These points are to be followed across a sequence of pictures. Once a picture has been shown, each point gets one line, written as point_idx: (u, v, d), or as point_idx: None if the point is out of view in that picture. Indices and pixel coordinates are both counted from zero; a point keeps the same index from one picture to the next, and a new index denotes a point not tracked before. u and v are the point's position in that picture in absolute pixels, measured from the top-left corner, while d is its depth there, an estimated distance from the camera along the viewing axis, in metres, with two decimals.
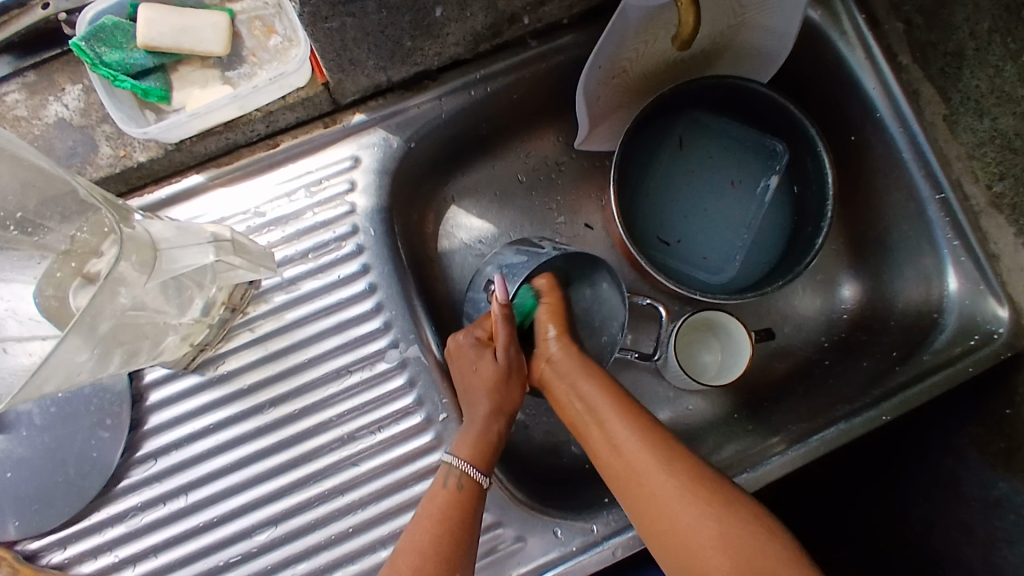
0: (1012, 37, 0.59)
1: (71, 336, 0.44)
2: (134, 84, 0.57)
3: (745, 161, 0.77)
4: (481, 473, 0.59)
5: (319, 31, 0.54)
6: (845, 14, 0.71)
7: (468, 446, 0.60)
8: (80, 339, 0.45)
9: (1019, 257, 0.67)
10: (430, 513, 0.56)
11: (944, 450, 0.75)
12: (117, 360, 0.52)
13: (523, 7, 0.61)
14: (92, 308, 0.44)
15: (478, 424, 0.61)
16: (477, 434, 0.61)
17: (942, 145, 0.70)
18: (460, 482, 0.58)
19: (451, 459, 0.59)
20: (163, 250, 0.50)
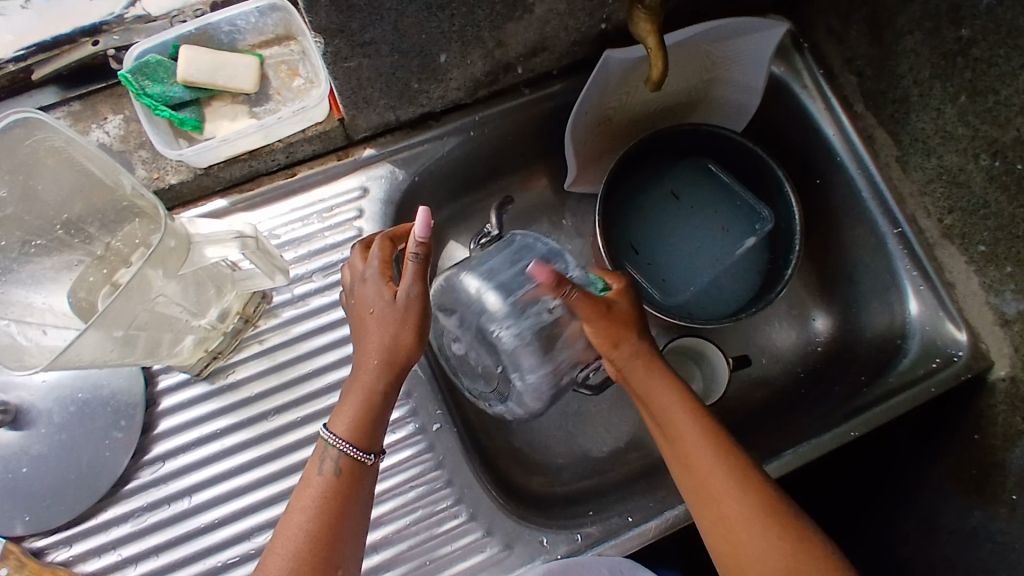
0: (949, 82, 0.67)
1: (91, 329, 0.49)
2: (172, 113, 0.65)
3: (728, 216, 0.83)
4: (361, 452, 0.57)
5: (339, 69, 0.61)
6: (805, 71, 0.80)
7: (349, 422, 0.57)
8: (101, 331, 0.50)
9: (971, 285, 0.73)
10: (306, 506, 0.55)
11: (920, 484, 0.78)
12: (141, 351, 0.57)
13: (517, 57, 0.70)
14: (116, 301, 0.49)
15: (367, 388, 0.57)
16: (366, 398, 0.57)
17: (897, 184, 0.77)
18: (336, 468, 0.56)
19: (337, 445, 0.56)
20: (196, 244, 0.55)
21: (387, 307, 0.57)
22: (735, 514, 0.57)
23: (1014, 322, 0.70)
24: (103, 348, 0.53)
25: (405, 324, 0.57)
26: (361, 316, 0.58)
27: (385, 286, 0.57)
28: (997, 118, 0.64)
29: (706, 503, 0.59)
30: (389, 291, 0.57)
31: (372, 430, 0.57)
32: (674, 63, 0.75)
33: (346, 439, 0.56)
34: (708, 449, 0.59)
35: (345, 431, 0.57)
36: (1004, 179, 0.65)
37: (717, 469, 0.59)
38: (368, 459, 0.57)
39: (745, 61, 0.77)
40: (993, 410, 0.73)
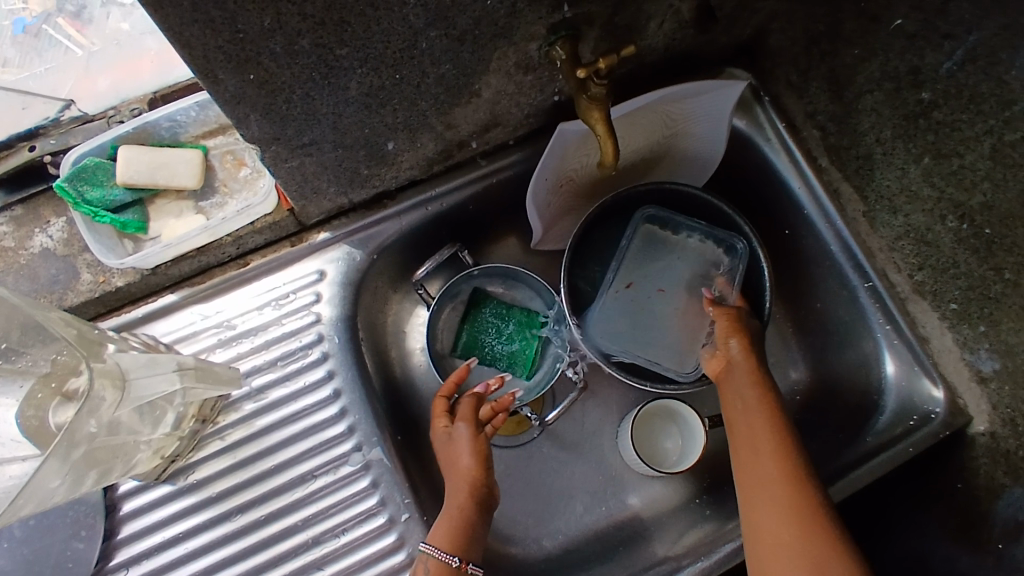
0: (912, 142, 0.65)
1: (51, 459, 0.48)
2: (113, 218, 0.63)
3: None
4: (448, 555, 0.62)
5: (281, 169, 0.59)
6: (768, 123, 0.79)
7: (442, 535, 0.64)
8: (59, 462, 0.50)
9: (945, 340, 0.72)
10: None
11: (905, 531, 0.76)
12: (90, 478, 0.56)
13: (470, 134, 0.68)
14: (70, 429, 0.49)
15: (454, 510, 0.65)
16: (453, 523, 0.64)
17: (865, 238, 0.75)
18: (426, 567, 0.62)
19: (431, 550, 0.62)
20: (132, 379, 0.55)
21: (457, 448, 0.68)
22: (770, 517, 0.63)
23: (991, 380, 0.69)
24: (52, 486, 0.51)
25: (469, 454, 0.68)
26: (448, 470, 0.69)
27: (445, 436, 0.70)
28: (963, 182, 0.62)
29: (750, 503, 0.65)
30: (445, 437, 0.70)
31: (465, 544, 0.64)
32: (634, 125, 0.73)
33: (438, 545, 0.63)
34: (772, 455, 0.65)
35: (442, 541, 0.63)
36: (972, 242, 0.64)
37: (775, 479, 0.64)
38: (452, 561, 0.62)
39: (705, 118, 0.75)
40: (975, 463, 0.71)
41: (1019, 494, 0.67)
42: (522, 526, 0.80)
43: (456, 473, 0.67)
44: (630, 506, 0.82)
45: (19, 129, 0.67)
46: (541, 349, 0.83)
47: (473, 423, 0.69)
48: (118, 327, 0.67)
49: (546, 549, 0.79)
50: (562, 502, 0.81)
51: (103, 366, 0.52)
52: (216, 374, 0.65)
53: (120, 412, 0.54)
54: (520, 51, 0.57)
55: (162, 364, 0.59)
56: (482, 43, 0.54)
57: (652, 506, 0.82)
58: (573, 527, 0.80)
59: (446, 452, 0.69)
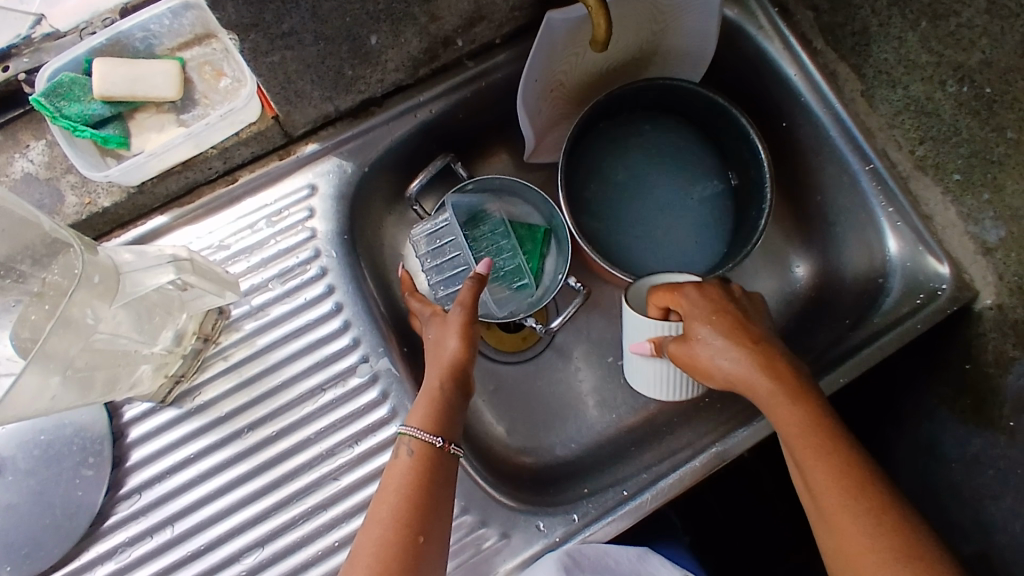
0: (908, 7, 0.63)
1: (32, 363, 0.49)
2: (94, 133, 0.61)
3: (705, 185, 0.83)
4: (432, 435, 0.58)
5: (262, 66, 0.57)
6: (759, 10, 0.76)
7: (419, 414, 0.59)
8: (43, 367, 0.50)
9: (950, 215, 0.71)
10: (389, 486, 0.56)
11: (915, 415, 0.77)
12: (98, 387, 0.57)
13: (455, 29, 0.66)
14: (49, 338, 0.50)
15: (434, 389, 0.60)
16: (424, 405, 0.60)
17: (864, 119, 0.74)
18: (410, 448, 0.58)
19: (411, 430, 0.58)
20: (126, 274, 0.56)
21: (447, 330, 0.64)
22: (856, 541, 0.52)
23: (996, 250, 0.68)
24: (49, 388, 0.52)
25: (456, 337, 0.63)
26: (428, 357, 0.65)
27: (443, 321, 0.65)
28: (960, 42, 0.61)
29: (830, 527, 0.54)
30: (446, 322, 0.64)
31: (445, 422, 0.59)
32: (622, 16, 0.71)
33: (420, 426, 0.58)
34: (823, 459, 0.55)
35: (419, 419, 0.59)
36: (974, 105, 0.63)
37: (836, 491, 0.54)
38: (436, 441, 0.58)
39: (694, 9, 0.73)
40: (983, 338, 0.71)
41: None
42: (534, 436, 0.80)
43: (434, 352, 0.63)
44: (641, 410, 0.81)
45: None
46: (541, 262, 0.80)
47: (473, 310, 0.64)
48: None
49: (560, 456, 0.79)
50: (572, 410, 0.81)
51: (95, 258, 0.54)
52: (209, 270, 0.62)
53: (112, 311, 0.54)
54: None
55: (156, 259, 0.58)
56: None
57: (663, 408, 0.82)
58: (584, 433, 0.80)
59: (437, 335, 0.64)
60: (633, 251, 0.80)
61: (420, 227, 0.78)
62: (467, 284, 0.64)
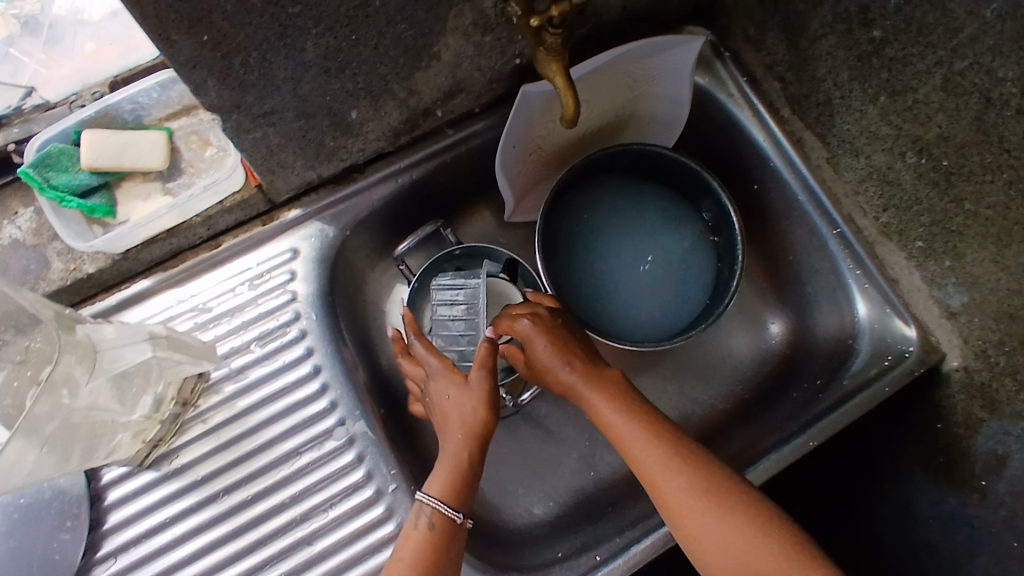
0: (867, 82, 0.66)
1: (17, 435, 0.50)
2: (80, 203, 0.63)
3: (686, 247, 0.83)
4: (452, 510, 0.59)
5: (244, 142, 0.59)
6: (729, 79, 0.80)
7: (440, 483, 0.60)
8: (25, 440, 0.51)
9: (914, 279, 0.73)
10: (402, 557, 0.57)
11: (892, 476, 0.79)
12: (77, 455, 0.58)
13: (434, 101, 0.69)
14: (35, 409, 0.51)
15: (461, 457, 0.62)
16: (449, 473, 0.61)
17: (830, 185, 0.76)
18: (431, 521, 0.59)
19: (433, 504, 0.59)
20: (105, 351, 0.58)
21: (465, 394, 0.64)
22: (692, 513, 0.56)
23: (960, 314, 0.70)
24: (27, 462, 0.52)
25: (478, 406, 0.63)
26: (437, 414, 0.65)
27: (456, 381, 0.64)
28: (917, 117, 0.63)
29: (673, 517, 0.57)
30: (463, 383, 0.64)
31: (463, 493, 0.61)
32: (596, 85, 0.74)
33: (442, 499, 0.59)
34: (651, 448, 0.59)
35: (439, 490, 0.60)
36: (932, 177, 0.65)
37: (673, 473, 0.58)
38: (458, 517, 0.60)
39: (665, 77, 0.77)
40: (952, 400, 0.72)
41: (995, 427, 0.68)
42: (513, 495, 0.80)
43: (452, 415, 0.63)
44: (619, 468, 0.83)
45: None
46: None
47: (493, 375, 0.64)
48: (94, 314, 0.67)
49: (539, 517, 0.80)
50: (550, 468, 0.82)
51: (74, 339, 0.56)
52: (188, 343, 0.65)
53: (90, 387, 0.55)
54: (475, 10, 0.58)
55: (135, 334, 0.60)
56: (436, 1, 0.55)
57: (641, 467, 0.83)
58: (561, 492, 0.81)
59: (455, 395, 0.64)
60: (610, 310, 0.81)
61: (441, 276, 0.78)
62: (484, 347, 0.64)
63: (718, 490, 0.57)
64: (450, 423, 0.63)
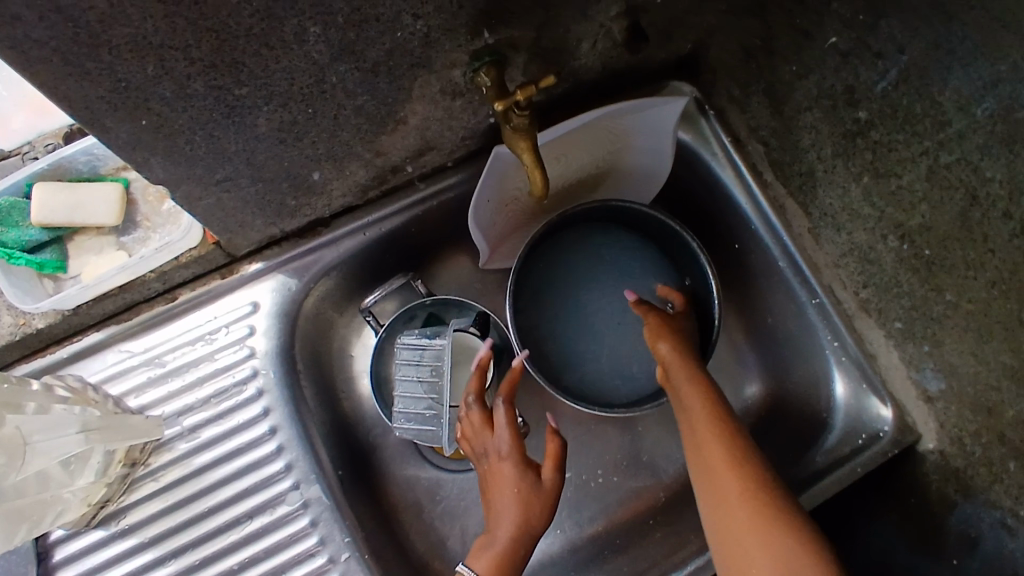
0: (852, 161, 0.63)
1: None
2: (29, 259, 0.61)
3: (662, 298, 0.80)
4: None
5: (198, 207, 0.57)
6: (713, 137, 0.77)
7: (489, 565, 0.63)
8: None
9: (892, 358, 0.70)
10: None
11: (869, 540, 0.76)
12: (22, 531, 0.57)
13: (404, 159, 0.66)
14: None
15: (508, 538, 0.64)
16: (500, 557, 0.63)
17: (811, 254, 0.74)
18: None
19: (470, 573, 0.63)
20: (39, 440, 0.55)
21: (531, 483, 0.66)
22: (735, 514, 0.59)
23: (937, 399, 0.68)
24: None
25: (540, 498, 0.65)
26: (490, 489, 0.66)
27: (528, 471, 0.66)
28: (901, 202, 0.61)
29: (714, 511, 0.60)
30: (534, 476, 0.66)
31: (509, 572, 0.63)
32: (575, 142, 0.71)
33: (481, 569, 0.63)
34: (718, 445, 0.62)
35: (484, 567, 0.63)
36: (913, 263, 0.62)
37: (723, 475, 0.61)
38: None
39: (647, 133, 0.74)
40: (926, 479, 0.70)
41: (968, 511, 0.65)
42: None
43: (509, 497, 0.65)
44: (585, 527, 0.82)
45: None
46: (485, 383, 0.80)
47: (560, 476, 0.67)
48: (44, 368, 0.65)
49: None
50: None
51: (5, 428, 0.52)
52: (132, 425, 0.63)
53: (18, 479, 0.53)
54: (442, 78, 0.56)
55: (68, 421, 0.58)
56: (399, 73, 0.52)
57: (608, 527, 0.82)
58: (526, 550, 0.81)
59: (524, 483, 0.65)
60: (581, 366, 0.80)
61: (407, 334, 0.76)
62: (553, 443, 0.67)
63: (761, 499, 0.58)
64: (509, 500, 0.65)
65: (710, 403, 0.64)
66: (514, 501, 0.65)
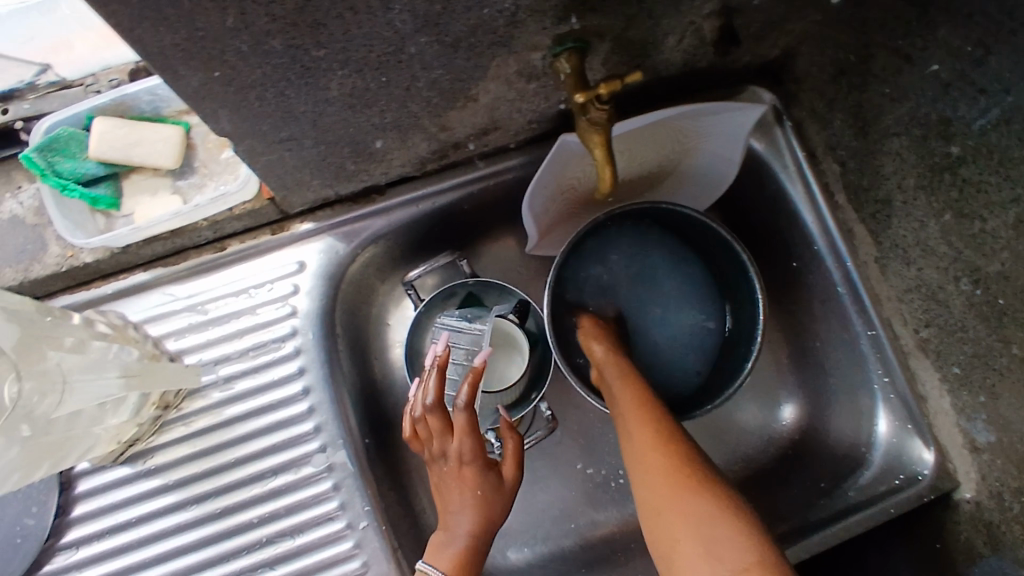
0: (936, 196, 0.60)
1: None
2: (84, 193, 0.60)
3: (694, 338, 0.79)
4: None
5: (258, 163, 0.56)
6: (786, 149, 0.73)
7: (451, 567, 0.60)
8: None
9: (944, 403, 0.68)
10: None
11: (880, 571, 0.72)
12: (44, 466, 0.57)
13: (467, 136, 0.65)
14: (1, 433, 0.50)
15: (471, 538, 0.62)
16: (461, 555, 0.61)
17: (874, 284, 0.71)
18: None
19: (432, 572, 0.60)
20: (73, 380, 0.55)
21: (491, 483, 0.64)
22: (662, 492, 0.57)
23: (984, 451, 0.65)
24: (2, 457, 0.51)
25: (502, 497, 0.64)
26: (452, 487, 0.63)
27: (491, 472, 0.64)
28: (982, 247, 0.57)
29: (646, 491, 0.58)
30: (496, 479, 0.64)
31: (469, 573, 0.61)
32: (642, 138, 0.69)
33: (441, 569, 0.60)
34: (643, 425, 0.62)
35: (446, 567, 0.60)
36: (984, 310, 0.59)
37: (645, 441, 0.61)
38: None
39: (718, 137, 0.71)
40: (956, 530, 0.67)
41: (994, 565, 0.62)
42: None
43: (473, 499, 0.62)
44: (601, 526, 0.81)
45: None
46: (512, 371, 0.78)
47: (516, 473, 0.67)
48: (88, 301, 0.66)
49: (514, 560, 0.79)
50: (531, 515, 0.81)
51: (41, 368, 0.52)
52: (164, 372, 0.63)
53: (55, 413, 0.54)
54: (521, 60, 0.54)
55: (108, 364, 0.59)
56: (478, 50, 0.50)
57: (622, 528, 0.81)
58: (539, 540, 0.80)
59: (488, 485, 0.63)
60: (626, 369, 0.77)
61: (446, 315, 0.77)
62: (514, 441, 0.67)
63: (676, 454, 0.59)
64: (471, 503, 0.62)
65: (638, 393, 0.64)
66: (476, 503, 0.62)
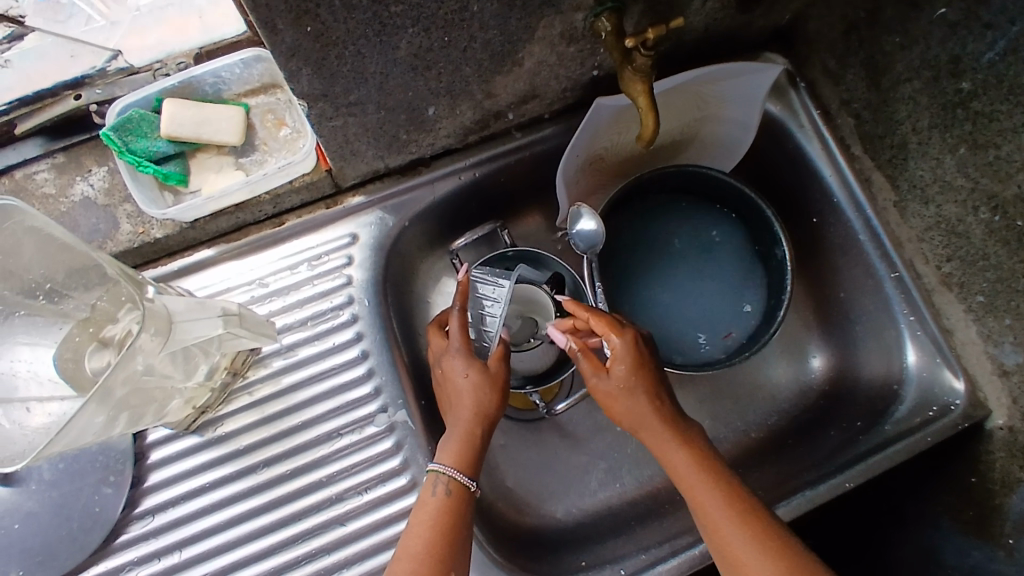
0: (949, 132, 0.65)
1: (92, 403, 0.51)
2: (156, 169, 0.64)
3: (723, 301, 0.82)
4: (469, 477, 0.60)
5: (324, 128, 0.60)
6: (802, 110, 0.79)
7: (457, 455, 0.61)
8: (96, 406, 0.52)
9: (970, 333, 0.72)
10: (422, 520, 0.58)
11: (919, 518, 0.75)
12: (123, 422, 0.58)
13: (508, 105, 0.69)
14: (114, 373, 0.51)
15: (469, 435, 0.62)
16: (461, 448, 0.61)
17: (895, 228, 0.76)
18: (449, 488, 0.60)
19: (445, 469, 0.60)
20: (179, 321, 0.57)
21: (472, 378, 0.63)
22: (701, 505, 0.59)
23: (1013, 373, 0.69)
24: (111, 398, 0.53)
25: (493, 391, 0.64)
26: (452, 393, 0.63)
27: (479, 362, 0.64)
28: (997, 173, 0.62)
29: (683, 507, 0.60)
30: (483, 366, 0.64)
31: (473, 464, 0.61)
32: (667, 105, 0.73)
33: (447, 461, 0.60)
34: (667, 437, 0.62)
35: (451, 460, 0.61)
36: (1004, 235, 0.64)
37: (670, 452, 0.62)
38: (471, 484, 0.61)
39: (735, 102, 0.76)
40: (991, 457, 0.70)
41: None
42: (538, 497, 0.81)
43: (463, 396, 0.63)
44: (646, 484, 0.83)
45: (42, 87, 0.67)
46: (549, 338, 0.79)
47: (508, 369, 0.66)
48: (156, 278, 0.69)
49: (564, 521, 0.81)
50: (577, 476, 0.83)
51: (153, 308, 0.54)
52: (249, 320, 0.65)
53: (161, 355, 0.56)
54: (565, 21, 0.58)
55: (209, 305, 0.61)
56: (530, 10, 0.55)
57: (666, 485, 0.83)
58: (586, 500, 0.82)
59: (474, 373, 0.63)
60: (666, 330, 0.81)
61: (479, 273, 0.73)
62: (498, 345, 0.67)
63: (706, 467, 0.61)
64: (462, 396, 0.63)
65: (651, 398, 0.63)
66: (464, 397, 0.63)
